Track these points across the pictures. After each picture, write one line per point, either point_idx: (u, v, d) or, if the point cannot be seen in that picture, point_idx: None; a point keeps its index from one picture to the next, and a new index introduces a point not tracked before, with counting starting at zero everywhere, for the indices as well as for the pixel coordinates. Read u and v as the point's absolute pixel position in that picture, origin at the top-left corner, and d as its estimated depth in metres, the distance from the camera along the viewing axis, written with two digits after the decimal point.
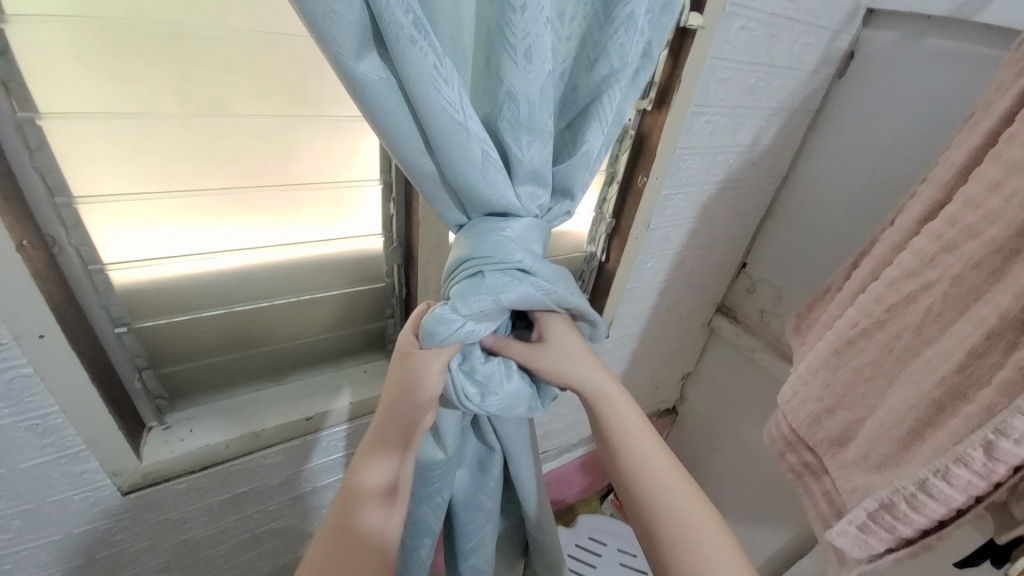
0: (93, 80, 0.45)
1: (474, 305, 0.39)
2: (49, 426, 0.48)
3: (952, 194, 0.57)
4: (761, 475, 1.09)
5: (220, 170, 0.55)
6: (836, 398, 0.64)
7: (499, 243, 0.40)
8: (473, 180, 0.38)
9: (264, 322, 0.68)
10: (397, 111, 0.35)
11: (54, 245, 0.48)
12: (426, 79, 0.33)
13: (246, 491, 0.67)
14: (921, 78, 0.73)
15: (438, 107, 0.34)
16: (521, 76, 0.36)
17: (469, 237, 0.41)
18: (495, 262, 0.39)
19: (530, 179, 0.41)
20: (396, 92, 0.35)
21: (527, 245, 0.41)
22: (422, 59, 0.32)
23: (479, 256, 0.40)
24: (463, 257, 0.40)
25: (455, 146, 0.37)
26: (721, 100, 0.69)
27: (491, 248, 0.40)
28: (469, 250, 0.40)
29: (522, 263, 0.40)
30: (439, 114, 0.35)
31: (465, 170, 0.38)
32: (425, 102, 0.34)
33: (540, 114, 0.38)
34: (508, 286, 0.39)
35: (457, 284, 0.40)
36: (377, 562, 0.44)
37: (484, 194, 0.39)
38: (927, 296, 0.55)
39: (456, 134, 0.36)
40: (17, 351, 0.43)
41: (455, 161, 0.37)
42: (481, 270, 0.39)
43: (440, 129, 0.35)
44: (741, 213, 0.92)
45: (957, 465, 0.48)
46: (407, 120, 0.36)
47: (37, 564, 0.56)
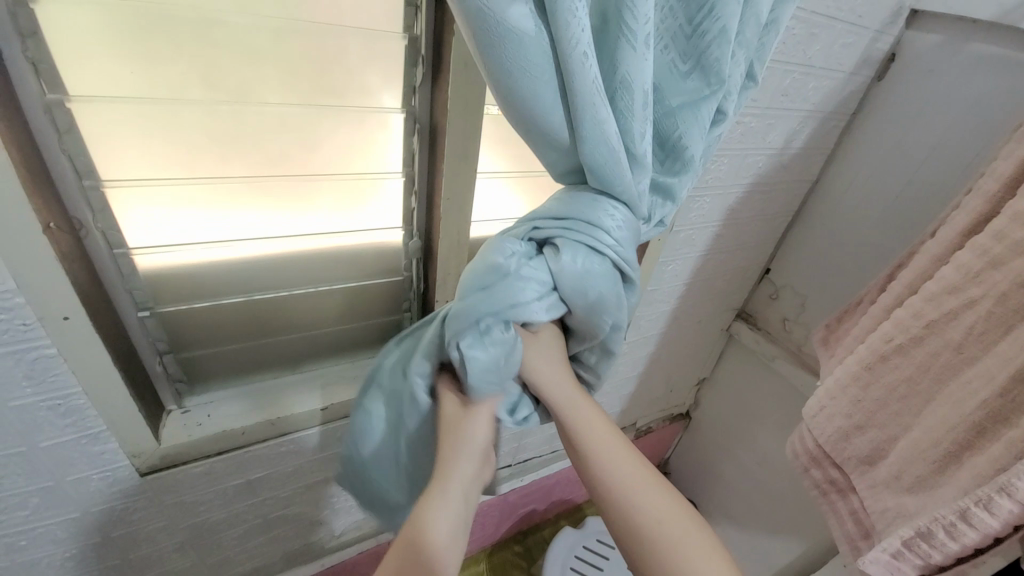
0: (121, 64, 0.45)
1: (577, 271, 0.40)
2: (72, 406, 0.49)
3: (999, 208, 0.54)
4: (777, 485, 1.07)
5: (243, 157, 0.55)
6: (866, 415, 0.62)
7: (611, 222, 0.41)
8: (604, 163, 0.39)
9: (281, 310, 0.68)
10: (542, 75, 0.35)
11: (81, 228, 0.48)
12: (583, 44, 0.34)
13: (260, 477, 0.68)
14: (968, 83, 0.70)
15: (589, 73, 0.35)
16: (640, 63, 0.37)
17: (582, 198, 0.41)
18: (613, 249, 0.41)
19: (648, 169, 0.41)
20: (547, 52, 0.35)
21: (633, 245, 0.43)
22: (575, 22, 0.34)
23: (606, 233, 0.41)
24: (578, 218, 0.41)
25: (594, 120, 0.37)
26: (754, 101, 0.67)
27: (611, 225, 0.41)
28: (590, 215, 0.41)
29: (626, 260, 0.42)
30: (588, 84, 0.36)
31: (604, 151, 0.38)
32: (576, 71, 0.35)
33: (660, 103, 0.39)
34: (608, 280, 0.41)
35: (568, 237, 0.41)
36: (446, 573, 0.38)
37: (609, 179, 0.40)
38: (971, 312, 0.53)
39: (597, 109, 0.37)
40: (41, 331, 0.44)
41: (589, 139, 0.38)
42: (602, 245, 0.41)
43: (582, 98, 0.36)
44: (769, 217, 0.89)
45: (1000, 494, 0.46)
46: (550, 88, 0.36)
47: (53, 541, 0.58)
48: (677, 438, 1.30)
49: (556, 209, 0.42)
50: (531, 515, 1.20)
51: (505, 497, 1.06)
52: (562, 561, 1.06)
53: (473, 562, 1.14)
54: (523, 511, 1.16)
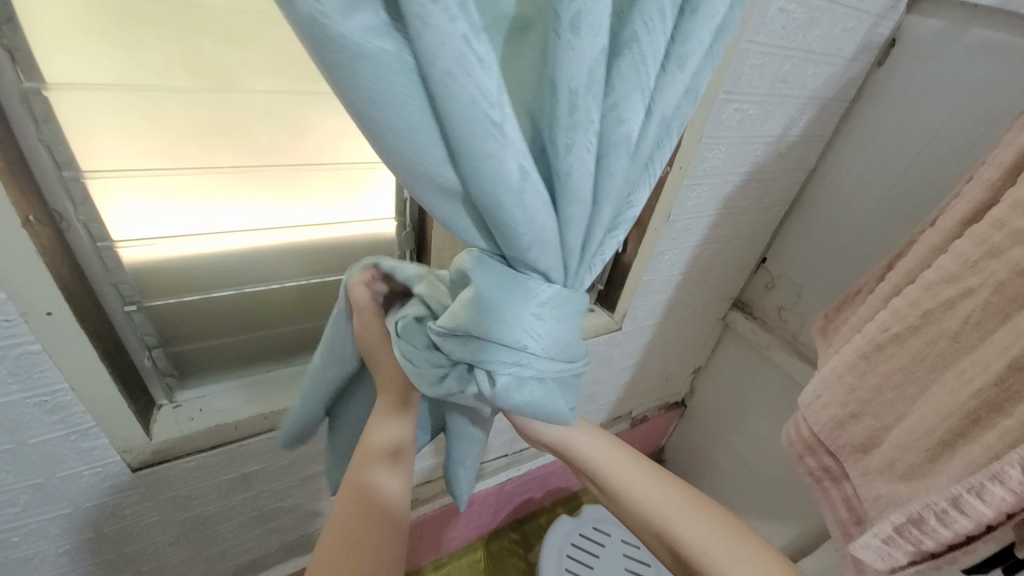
0: (98, 49, 0.44)
1: (515, 404, 0.38)
2: (58, 403, 0.48)
3: (999, 195, 0.54)
4: (771, 472, 1.08)
5: (232, 148, 0.55)
6: (862, 403, 0.62)
7: (535, 325, 0.36)
8: (503, 202, 0.32)
9: (273, 301, 0.68)
10: (409, 106, 0.29)
11: (62, 221, 0.45)
12: (453, 58, 0.27)
13: (254, 470, 0.67)
14: (967, 69, 0.69)
15: (466, 95, 0.28)
16: (563, 55, 0.30)
17: (498, 309, 0.36)
18: (528, 362, 0.37)
19: (574, 195, 0.34)
20: (408, 78, 0.28)
21: (570, 330, 0.38)
22: (439, 38, 0.26)
23: (520, 346, 0.36)
24: (496, 326, 0.36)
25: (488, 157, 0.30)
26: (753, 87, 0.66)
27: (539, 343, 0.36)
28: (515, 337, 0.36)
29: (564, 359, 0.38)
30: (465, 108, 0.28)
31: (500, 188, 0.31)
32: (448, 94, 0.28)
33: (584, 108, 0.31)
34: (524, 391, 0.38)
35: (498, 371, 0.37)
36: (389, 527, 0.41)
37: (518, 229, 0.33)
38: (968, 301, 0.53)
39: (491, 143, 0.30)
40: (24, 325, 0.42)
41: (478, 176, 0.31)
42: (517, 355, 0.36)
43: (469, 138, 0.29)
44: (766, 206, 0.88)
45: (992, 482, 0.46)
46: (421, 119, 0.30)
47: (46, 537, 0.57)
48: (672, 426, 1.31)
49: (477, 325, 0.37)
50: (528, 503, 1.21)
51: (502, 486, 1.07)
52: (559, 549, 1.06)
53: (470, 550, 1.15)
54: (520, 499, 1.17)
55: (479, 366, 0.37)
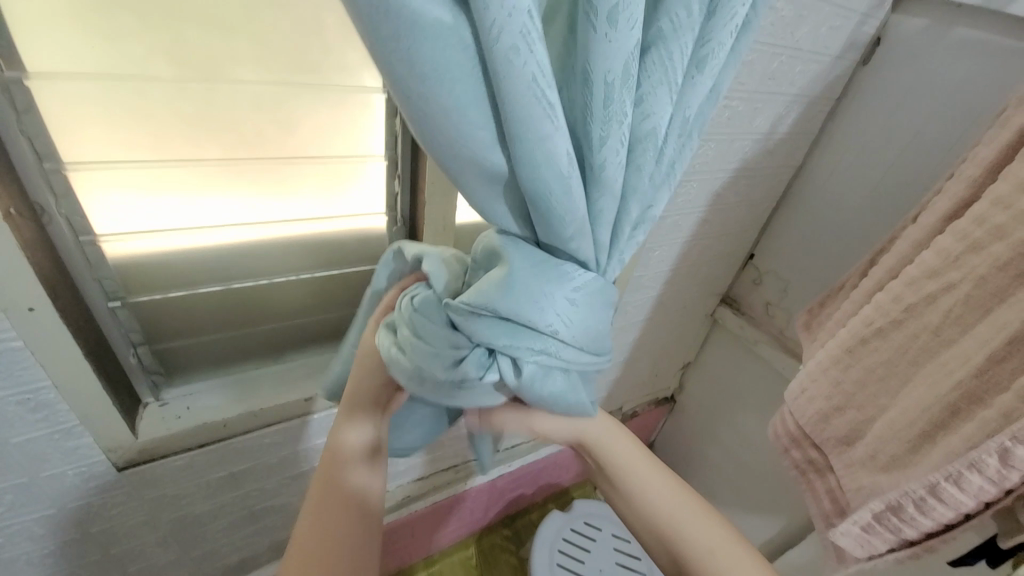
0: (82, 38, 0.43)
1: (541, 392, 0.38)
2: (41, 401, 0.47)
3: (979, 192, 0.55)
4: (758, 466, 1.10)
5: (219, 141, 0.54)
6: (846, 396, 0.64)
7: (569, 311, 0.36)
8: (546, 187, 0.33)
9: (260, 297, 0.67)
10: (466, 83, 0.29)
11: (43, 215, 0.44)
12: (515, 35, 0.27)
13: (242, 469, 0.66)
14: (950, 69, 0.70)
15: (525, 74, 0.28)
16: (601, 48, 0.30)
17: (533, 291, 0.36)
18: (556, 350, 0.36)
19: (609, 187, 0.35)
20: (467, 52, 0.29)
21: (602, 323, 0.38)
22: (503, 14, 0.26)
23: (552, 334, 0.36)
24: (531, 310, 0.36)
25: (539, 138, 0.31)
26: (742, 84, 0.67)
27: (572, 331, 0.36)
28: (549, 321, 0.36)
29: (595, 352, 0.38)
30: (522, 89, 0.29)
31: (546, 173, 0.32)
32: (508, 72, 0.28)
33: (618, 100, 0.32)
34: (550, 379, 0.38)
35: (527, 357, 0.37)
36: (361, 517, 0.45)
37: (558, 214, 0.34)
38: (949, 296, 0.54)
39: (540, 126, 0.30)
40: (5, 322, 0.41)
41: (524, 159, 0.32)
42: (547, 342, 0.36)
43: (521, 119, 0.30)
44: (754, 203, 0.89)
45: (970, 471, 0.48)
46: (474, 97, 0.30)
47: (27, 539, 0.56)
48: (661, 421, 1.32)
49: (508, 304, 0.36)
50: (518, 499, 1.21)
51: (493, 482, 1.07)
52: (549, 544, 1.07)
53: (461, 547, 1.15)
54: (511, 495, 1.17)
55: (507, 351, 0.37)
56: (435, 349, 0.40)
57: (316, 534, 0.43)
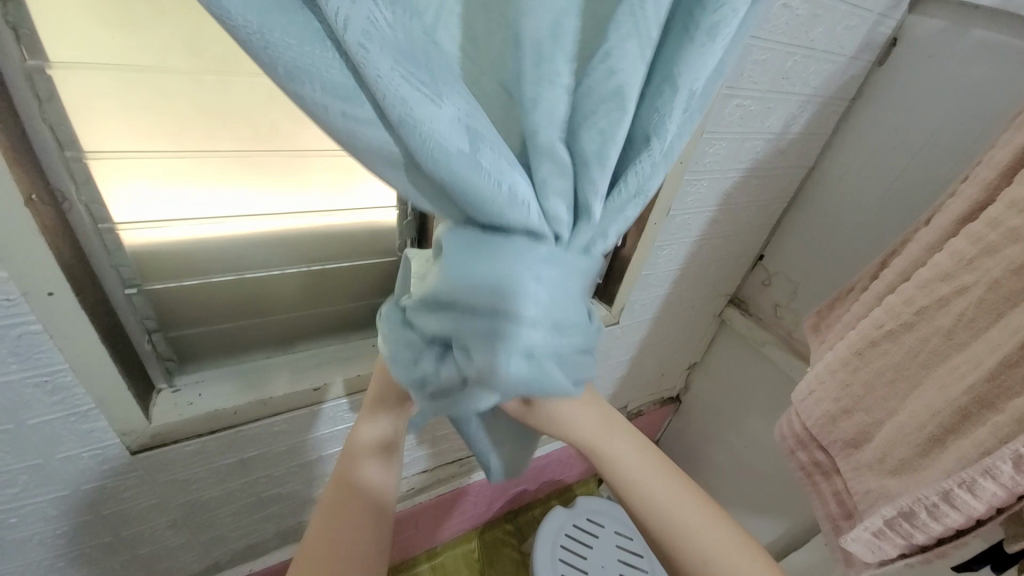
0: (101, 29, 0.44)
1: (503, 375, 0.35)
2: (58, 384, 0.48)
3: (994, 195, 0.54)
4: (764, 468, 1.10)
5: (233, 133, 0.55)
6: (854, 399, 0.63)
7: (519, 285, 0.34)
8: (460, 172, 0.31)
9: (271, 288, 0.68)
10: (337, 80, 0.28)
11: (65, 201, 0.45)
12: (363, 26, 0.27)
13: (252, 456, 0.67)
14: (967, 70, 0.69)
15: (386, 65, 0.28)
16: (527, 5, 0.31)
17: (473, 267, 0.34)
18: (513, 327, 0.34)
19: (546, 154, 0.34)
20: (327, 51, 0.27)
21: (565, 292, 0.35)
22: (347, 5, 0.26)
23: (502, 306, 0.34)
24: (479, 289, 0.34)
25: (429, 122, 0.30)
26: (754, 84, 0.66)
27: (525, 304, 0.34)
28: (493, 296, 0.34)
29: (555, 325, 0.35)
30: (391, 71, 0.28)
31: (450, 158, 0.31)
32: (368, 66, 0.27)
33: (550, 60, 0.32)
34: (514, 362, 0.35)
35: (481, 340, 0.35)
36: (376, 513, 0.46)
37: (483, 193, 0.32)
38: (961, 300, 0.54)
39: (427, 106, 0.29)
40: (26, 306, 0.42)
41: (424, 149, 0.30)
42: (502, 320, 0.34)
43: (407, 102, 0.29)
44: (765, 203, 0.89)
45: (984, 477, 0.48)
46: (356, 96, 0.29)
47: (43, 519, 0.57)
48: (666, 421, 1.32)
49: (452, 286, 0.35)
50: (522, 495, 1.21)
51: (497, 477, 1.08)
52: (552, 540, 1.07)
53: (464, 540, 1.16)
54: (515, 491, 1.18)
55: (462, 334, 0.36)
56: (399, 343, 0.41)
57: (328, 526, 0.43)
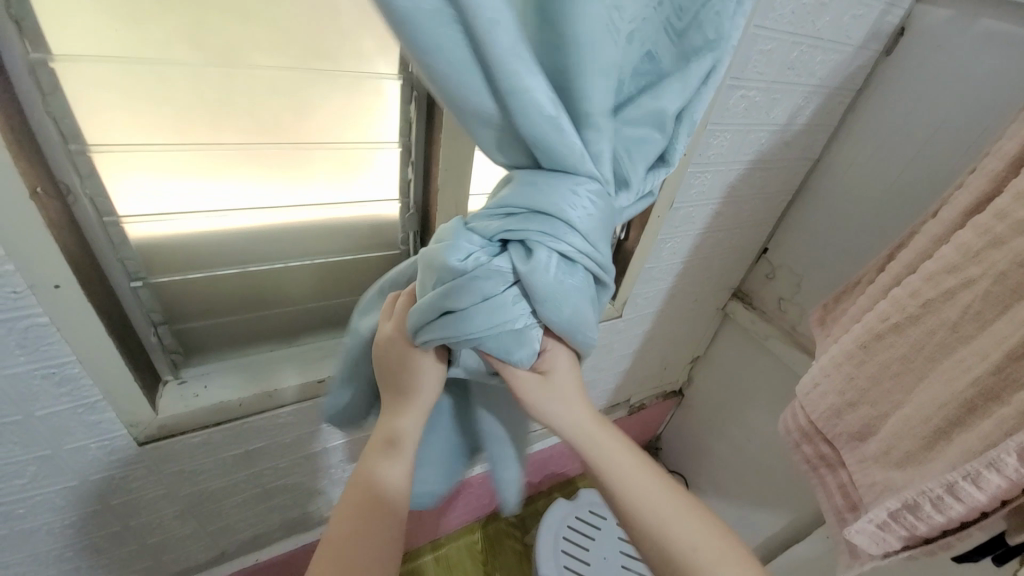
0: (103, 22, 0.43)
1: (550, 279, 0.37)
2: (66, 375, 0.49)
3: (1002, 187, 0.54)
4: (767, 461, 1.10)
5: (235, 125, 0.54)
6: (860, 392, 0.63)
7: (574, 200, 0.37)
8: (543, 132, 0.35)
9: (275, 281, 0.68)
10: (452, 52, 0.32)
11: (69, 194, 0.46)
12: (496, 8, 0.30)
13: (258, 448, 0.68)
14: (976, 60, 0.68)
15: (508, 40, 0.31)
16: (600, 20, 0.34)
17: (536, 190, 0.37)
18: (564, 233, 0.37)
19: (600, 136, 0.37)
20: (453, 26, 0.31)
21: (606, 223, 0.39)
22: None
23: (558, 217, 0.37)
24: (541, 210, 0.37)
25: (525, 88, 0.33)
26: (760, 75, 0.66)
27: (577, 215, 0.37)
28: (552, 204, 0.37)
29: (595, 242, 0.38)
30: (507, 47, 0.31)
31: (542, 120, 0.35)
32: (491, 38, 0.31)
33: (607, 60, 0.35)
34: (566, 270, 0.38)
35: (538, 243, 0.37)
36: (391, 515, 0.44)
37: (556, 148, 0.36)
38: (967, 292, 0.53)
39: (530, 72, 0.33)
40: (32, 299, 0.43)
41: (520, 111, 0.34)
42: (558, 232, 0.37)
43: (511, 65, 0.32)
44: (769, 195, 0.88)
45: (989, 469, 0.47)
46: (467, 65, 0.33)
47: (52, 509, 0.58)
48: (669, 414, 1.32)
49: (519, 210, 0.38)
50: (525, 487, 1.22)
51: None
52: (555, 532, 1.08)
53: (467, 532, 1.17)
54: (518, 483, 1.19)
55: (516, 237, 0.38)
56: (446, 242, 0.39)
57: (343, 527, 0.42)
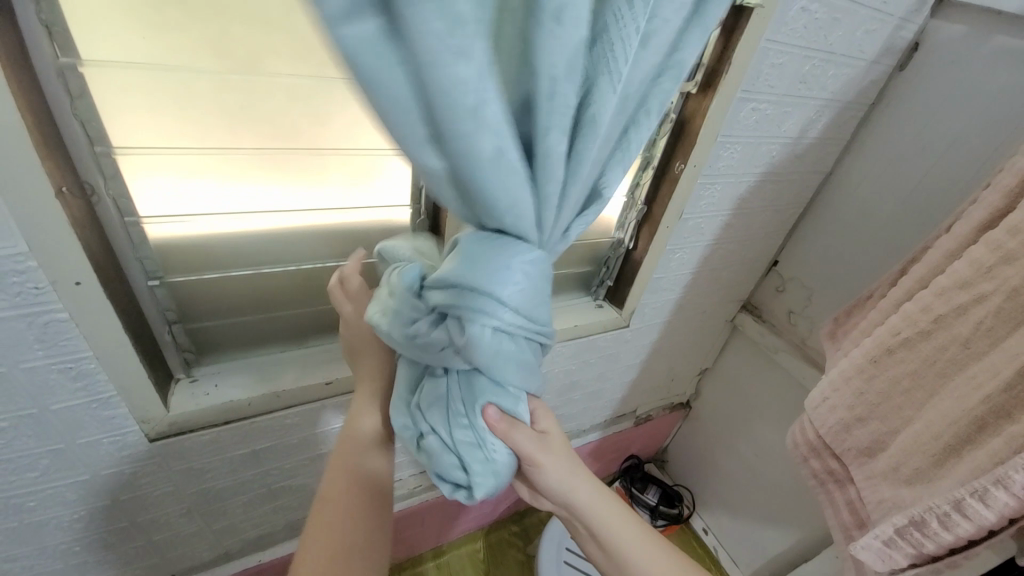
0: (131, 32, 0.45)
1: (479, 353, 0.37)
2: (82, 370, 0.50)
3: (1016, 202, 0.53)
4: (775, 477, 1.08)
5: (253, 131, 0.56)
6: (869, 407, 0.62)
7: (508, 269, 0.36)
8: (487, 180, 0.32)
9: (288, 283, 0.69)
10: (397, 92, 0.27)
11: (93, 194, 0.47)
12: (440, 49, 0.26)
13: (265, 448, 0.69)
14: (990, 75, 0.68)
15: (457, 81, 0.27)
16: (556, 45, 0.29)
17: (474, 257, 0.36)
18: (496, 310, 0.36)
19: (551, 174, 0.34)
20: (397, 62, 0.26)
21: (543, 290, 0.38)
22: (432, 21, 0.25)
23: (489, 291, 0.36)
24: (475, 282, 0.36)
25: (468, 137, 0.30)
26: (770, 88, 0.66)
27: (509, 286, 0.36)
28: (482, 281, 0.36)
29: (530, 313, 0.37)
30: (453, 96, 0.28)
31: (485, 166, 0.31)
32: (441, 75, 0.27)
33: (562, 93, 0.31)
34: (498, 345, 0.37)
35: (470, 319, 0.37)
36: (373, 499, 0.50)
37: (498, 200, 0.34)
38: (980, 308, 0.53)
39: (472, 121, 0.29)
40: (52, 294, 0.44)
41: (467, 161, 0.31)
42: (491, 309, 0.36)
43: (455, 120, 0.29)
44: (780, 208, 0.88)
45: (995, 487, 0.46)
46: (411, 109, 0.28)
47: (62, 502, 0.59)
48: (676, 426, 1.31)
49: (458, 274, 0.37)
50: (529, 496, 1.21)
51: None
52: (557, 542, 1.07)
53: (470, 540, 1.16)
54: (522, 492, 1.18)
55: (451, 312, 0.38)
56: (395, 308, 0.42)
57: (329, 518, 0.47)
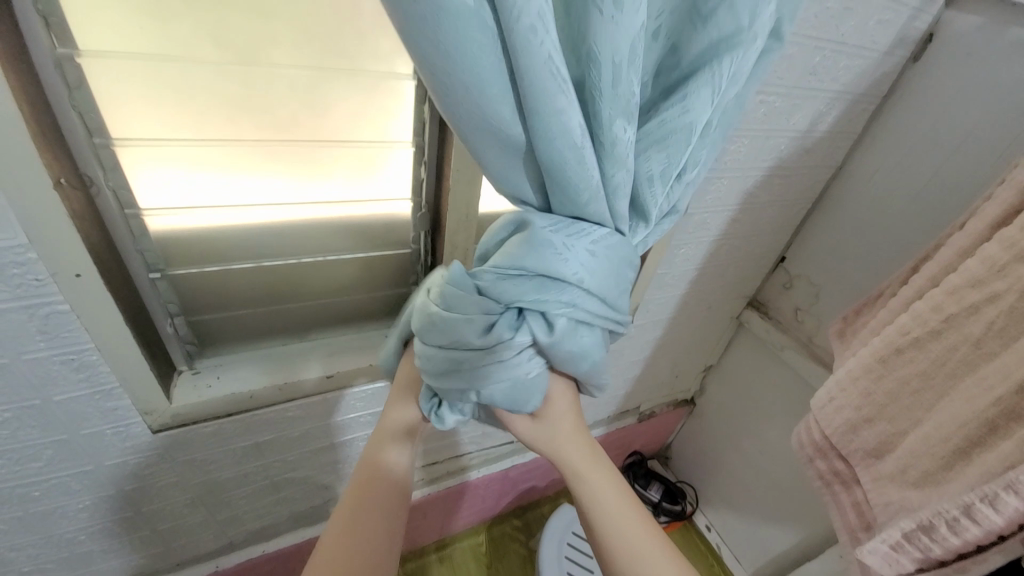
0: (129, 22, 0.45)
1: (570, 341, 0.39)
2: (84, 361, 0.50)
3: None
4: (780, 476, 1.07)
5: (253, 122, 0.55)
6: (877, 408, 0.61)
7: (591, 260, 0.38)
8: (563, 158, 0.35)
9: (289, 276, 0.69)
10: (489, 66, 0.31)
11: (92, 185, 0.48)
12: (530, 21, 0.29)
13: (266, 441, 0.69)
14: (1008, 67, 0.66)
15: (541, 55, 0.30)
16: (614, 32, 0.31)
17: (564, 251, 0.37)
18: (585, 301, 0.38)
19: (620, 161, 0.37)
20: (482, 34, 0.30)
21: (614, 274, 0.40)
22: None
23: (582, 284, 0.38)
24: (565, 275, 0.37)
25: (552, 114, 0.33)
26: (780, 79, 0.65)
27: (592, 275, 0.38)
28: (575, 275, 0.38)
29: (612, 302, 0.40)
30: (539, 67, 0.31)
31: (560, 146, 0.34)
32: (528, 50, 0.30)
33: (626, 79, 0.34)
34: (584, 332, 0.40)
35: (559, 310, 0.38)
36: (396, 494, 0.47)
37: (570, 179, 0.36)
38: (992, 307, 0.51)
39: (555, 99, 0.32)
40: (53, 286, 0.44)
41: (544, 135, 0.34)
42: (581, 298, 0.38)
43: (536, 94, 0.32)
44: (788, 203, 0.86)
45: (1007, 492, 0.45)
46: (495, 77, 0.32)
47: (67, 493, 0.60)
48: (679, 423, 1.30)
49: (548, 267, 0.37)
50: (531, 492, 1.22)
51: (506, 472, 1.08)
52: (559, 538, 1.07)
53: (473, 533, 1.17)
54: (523, 487, 1.18)
55: (535, 308, 0.38)
56: (466, 314, 0.39)
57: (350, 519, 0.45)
